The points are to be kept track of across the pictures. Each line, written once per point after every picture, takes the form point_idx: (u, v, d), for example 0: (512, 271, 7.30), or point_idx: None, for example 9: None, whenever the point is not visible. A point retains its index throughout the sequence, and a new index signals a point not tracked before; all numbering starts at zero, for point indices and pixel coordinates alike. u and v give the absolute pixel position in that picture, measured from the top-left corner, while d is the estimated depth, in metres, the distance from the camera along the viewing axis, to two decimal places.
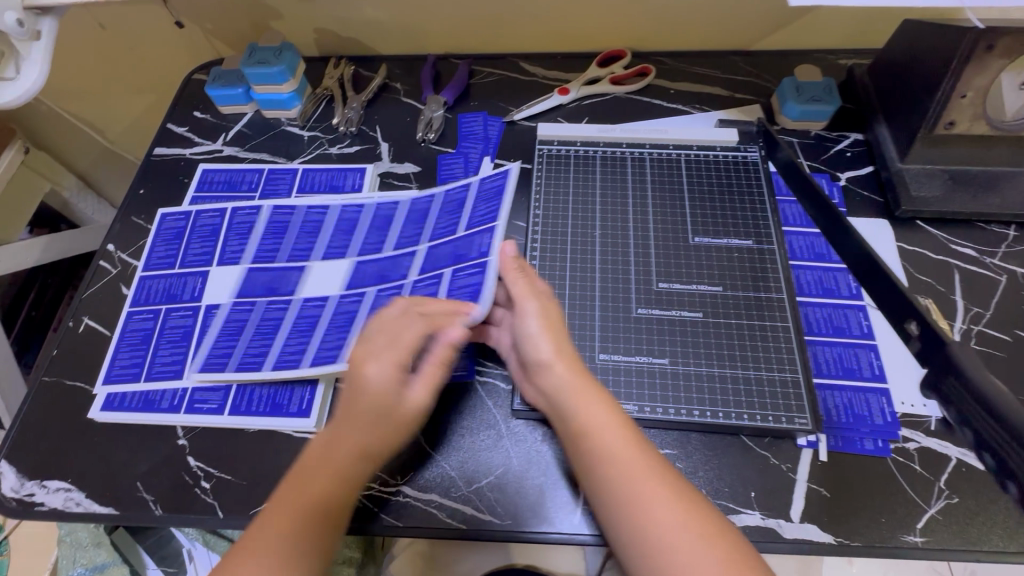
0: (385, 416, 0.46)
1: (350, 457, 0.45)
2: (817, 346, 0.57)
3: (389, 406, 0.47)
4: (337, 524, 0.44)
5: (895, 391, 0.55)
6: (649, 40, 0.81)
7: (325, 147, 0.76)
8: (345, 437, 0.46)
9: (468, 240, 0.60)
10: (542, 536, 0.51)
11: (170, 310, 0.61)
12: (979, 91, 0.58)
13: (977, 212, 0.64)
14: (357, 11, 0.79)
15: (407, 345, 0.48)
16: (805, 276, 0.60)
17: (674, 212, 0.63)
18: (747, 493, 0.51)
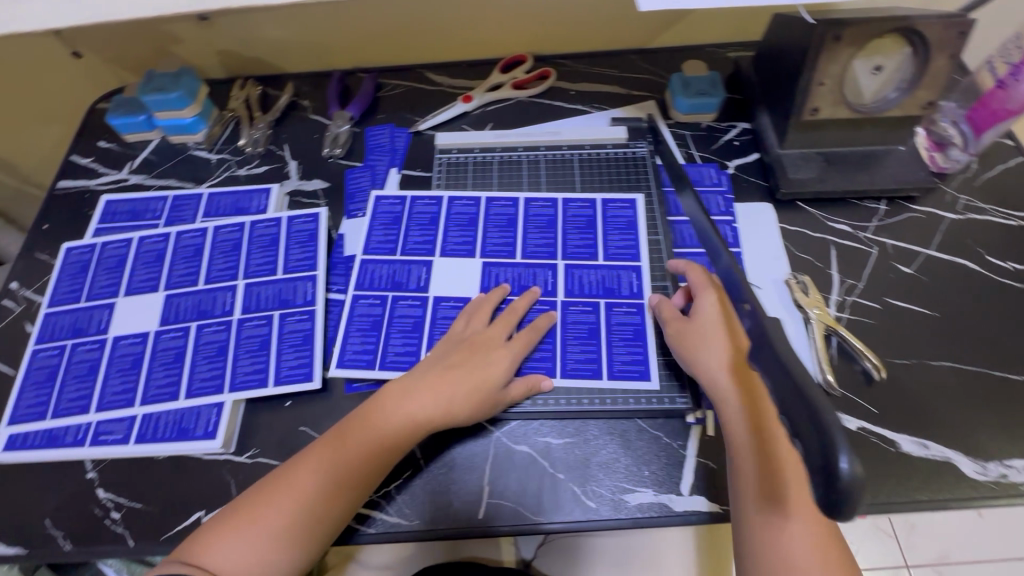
0: (473, 391, 0.54)
1: (414, 417, 0.53)
2: None
3: (481, 385, 0.54)
4: (384, 471, 0.52)
5: None
6: (549, 44, 0.84)
7: (233, 169, 0.77)
8: (418, 399, 0.53)
9: (615, 275, 0.63)
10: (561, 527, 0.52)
11: (52, 348, 0.61)
12: (834, 78, 0.62)
13: (850, 190, 0.68)
14: (257, 31, 0.80)
15: (494, 333, 0.58)
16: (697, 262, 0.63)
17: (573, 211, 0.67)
18: (641, 472, 0.54)
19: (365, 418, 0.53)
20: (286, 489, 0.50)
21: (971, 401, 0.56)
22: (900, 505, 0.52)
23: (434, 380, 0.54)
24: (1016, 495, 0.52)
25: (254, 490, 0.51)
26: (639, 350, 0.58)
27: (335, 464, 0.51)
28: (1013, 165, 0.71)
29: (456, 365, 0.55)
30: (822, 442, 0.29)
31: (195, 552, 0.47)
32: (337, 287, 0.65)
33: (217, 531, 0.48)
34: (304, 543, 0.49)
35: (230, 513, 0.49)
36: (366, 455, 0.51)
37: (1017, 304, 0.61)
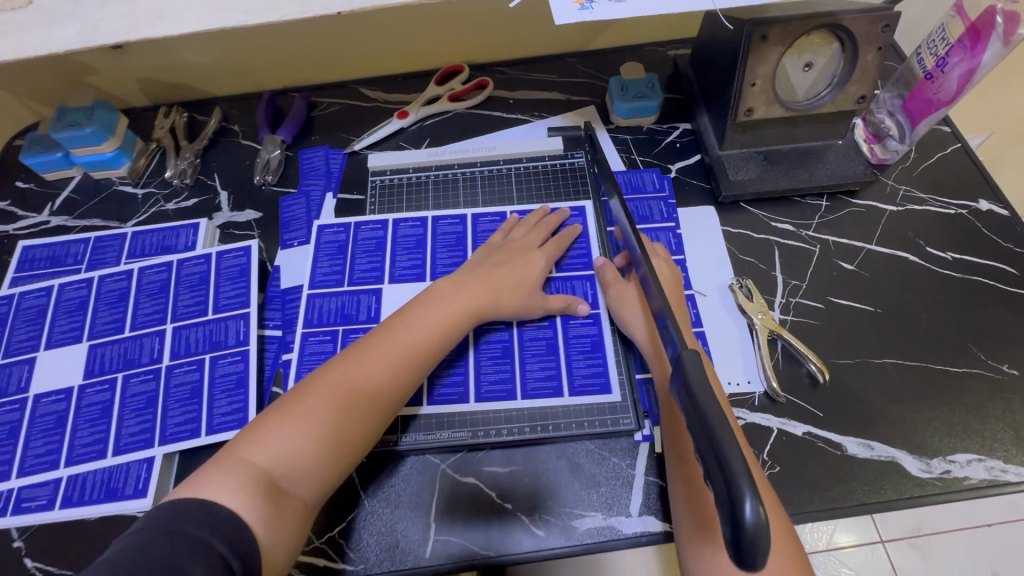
0: (515, 289, 0.59)
1: (459, 308, 0.57)
2: None
3: (521, 282, 0.60)
4: (403, 379, 0.52)
5: (722, 373, 0.58)
6: (485, 53, 0.81)
7: (161, 204, 0.73)
8: (464, 294, 0.57)
9: (570, 285, 0.64)
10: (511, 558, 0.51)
11: None
12: (765, 78, 0.60)
13: (791, 188, 0.67)
14: (176, 56, 0.76)
15: (530, 240, 0.63)
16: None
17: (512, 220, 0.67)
18: (588, 496, 0.53)
19: (403, 318, 0.55)
20: (318, 390, 0.48)
21: (915, 398, 0.56)
22: (847, 509, 0.52)
23: (478, 279, 0.59)
24: (958, 490, 0.52)
25: (293, 392, 0.49)
26: (599, 364, 0.59)
27: (378, 358, 0.51)
28: (950, 153, 0.71)
29: (494, 268, 0.60)
30: (728, 490, 0.29)
31: (230, 457, 0.44)
32: (273, 323, 0.63)
33: (253, 435, 0.46)
34: (349, 440, 0.48)
35: (268, 415, 0.48)
36: (410, 351, 0.53)
37: (957, 295, 0.61)
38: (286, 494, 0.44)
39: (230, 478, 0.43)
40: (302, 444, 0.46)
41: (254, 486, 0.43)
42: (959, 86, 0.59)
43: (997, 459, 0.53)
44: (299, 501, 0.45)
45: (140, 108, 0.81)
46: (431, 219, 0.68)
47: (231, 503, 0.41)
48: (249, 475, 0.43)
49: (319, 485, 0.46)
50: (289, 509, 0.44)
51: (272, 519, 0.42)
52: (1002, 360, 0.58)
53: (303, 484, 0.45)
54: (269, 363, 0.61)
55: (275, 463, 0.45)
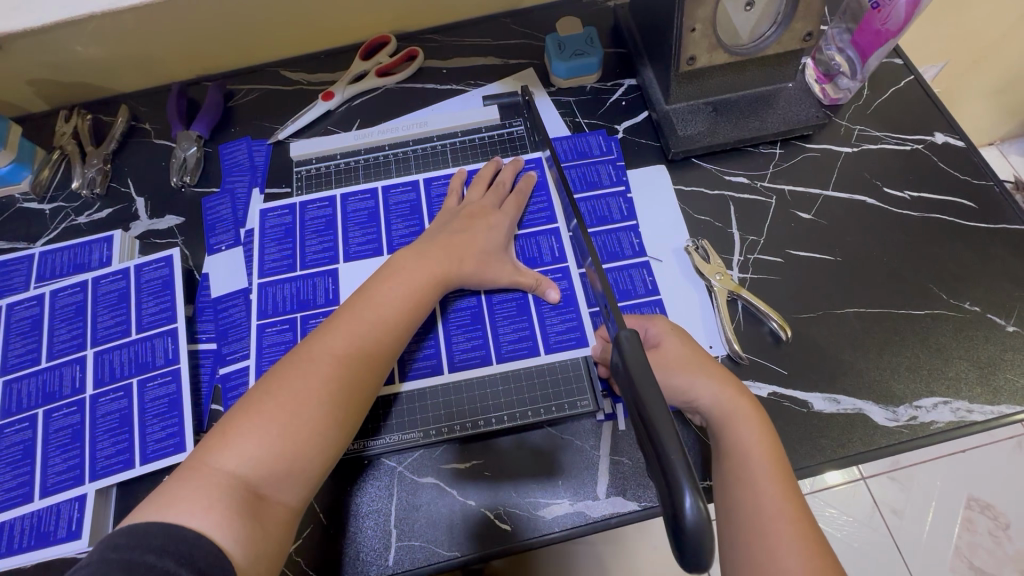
0: (478, 255, 0.55)
1: (428, 274, 0.52)
2: (650, 308, 0.57)
3: (485, 244, 0.56)
4: (378, 360, 0.48)
5: None
6: (411, 20, 0.75)
7: (71, 218, 0.67)
8: (426, 262, 0.53)
9: (534, 243, 0.60)
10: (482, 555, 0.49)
11: None
12: (705, 22, 0.56)
13: (743, 139, 0.64)
14: (65, 51, 0.68)
15: (487, 202, 0.59)
16: (602, 241, 0.60)
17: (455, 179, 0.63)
18: (553, 484, 0.51)
19: (367, 294, 0.50)
20: (285, 382, 0.44)
21: (879, 345, 0.55)
22: (817, 466, 0.51)
23: (439, 247, 0.54)
24: (926, 435, 0.51)
25: (255, 388, 0.44)
26: (574, 317, 0.56)
27: (348, 340, 0.47)
28: (903, 86, 0.69)
29: (454, 236, 0.56)
30: (669, 487, 0.29)
31: (197, 471, 0.39)
32: (206, 336, 0.59)
33: (220, 441, 0.41)
34: (329, 435, 0.44)
35: (234, 416, 0.42)
36: (380, 330, 0.48)
37: (918, 235, 0.60)
38: (267, 502, 0.41)
39: (201, 495, 0.38)
40: (280, 446, 0.41)
41: (229, 503, 0.38)
42: (907, 14, 0.55)
43: (963, 399, 0.52)
44: (283, 507, 0.41)
45: (38, 114, 0.74)
46: (380, 189, 0.64)
47: (203, 527, 0.37)
48: (223, 488, 0.39)
49: (303, 488, 0.43)
50: (271, 520, 0.40)
51: (255, 535, 0.39)
52: (963, 298, 0.56)
53: (286, 490, 0.42)
54: (206, 380, 0.56)
55: (253, 470, 0.40)
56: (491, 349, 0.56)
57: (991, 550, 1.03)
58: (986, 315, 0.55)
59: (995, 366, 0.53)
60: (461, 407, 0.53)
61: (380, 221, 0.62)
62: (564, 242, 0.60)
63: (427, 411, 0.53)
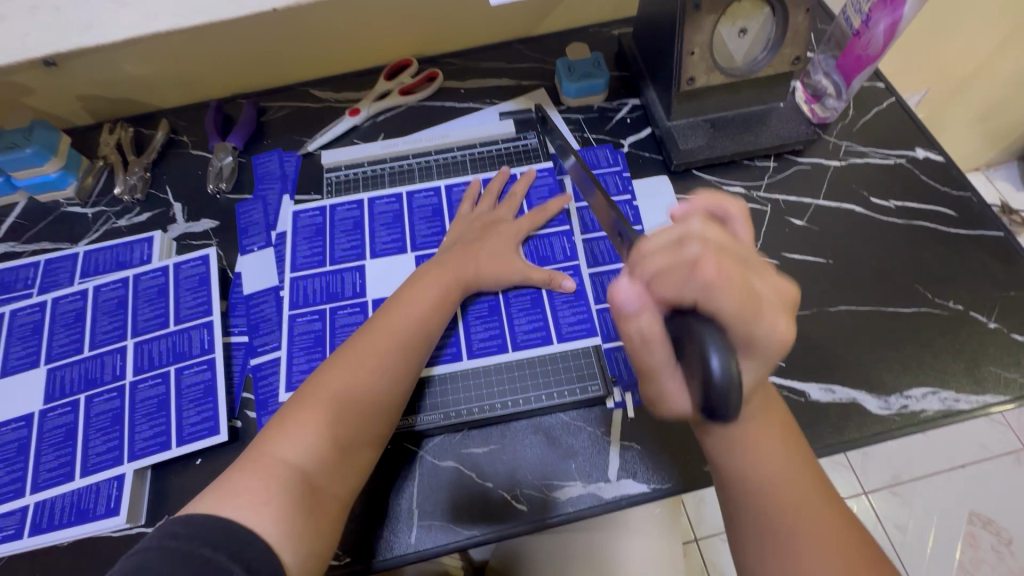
0: (494, 259, 0.60)
1: (451, 279, 0.58)
2: None
3: (502, 251, 0.61)
4: (412, 359, 0.53)
5: None
6: (432, 45, 0.82)
7: (113, 221, 0.72)
8: (447, 269, 0.58)
9: (547, 243, 0.65)
10: (501, 532, 0.52)
11: None
12: (703, 46, 0.62)
13: (740, 152, 0.69)
14: (115, 69, 0.74)
15: (501, 213, 0.65)
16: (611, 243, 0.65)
17: (473, 185, 0.68)
18: (567, 467, 0.54)
19: (400, 298, 0.56)
20: (332, 380, 0.49)
21: (869, 340, 0.59)
22: (815, 452, 0.54)
23: (456, 256, 0.60)
24: (916, 422, 0.54)
25: (303, 389, 0.49)
26: (584, 308, 0.60)
27: (386, 338, 0.52)
28: (885, 107, 0.74)
29: (472, 245, 0.61)
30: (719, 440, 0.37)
31: (257, 462, 0.44)
32: (238, 329, 0.63)
33: (278, 433, 0.46)
34: (373, 426, 0.49)
35: (290, 412, 0.48)
36: (412, 332, 0.54)
37: (903, 240, 0.64)
38: (319, 493, 0.45)
39: (260, 490, 0.42)
40: (330, 439, 0.46)
41: (286, 498, 0.43)
42: (884, 40, 0.61)
43: (949, 389, 0.56)
44: (333, 500, 0.46)
45: (83, 126, 0.79)
46: (403, 194, 0.69)
47: (259, 523, 0.41)
48: (277, 481, 0.43)
49: (350, 479, 0.47)
50: (322, 511, 0.44)
51: (305, 529, 0.43)
52: (947, 297, 0.60)
53: (337, 481, 0.46)
54: (238, 370, 0.60)
55: (308, 460, 0.45)
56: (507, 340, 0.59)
57: (994, 566, 1.04)
58: (969, 313, 0.59)
59: (978, 360, 0.57)
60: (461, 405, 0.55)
61: (404, 223, 0.67)
62: (576, 244, 0.64)
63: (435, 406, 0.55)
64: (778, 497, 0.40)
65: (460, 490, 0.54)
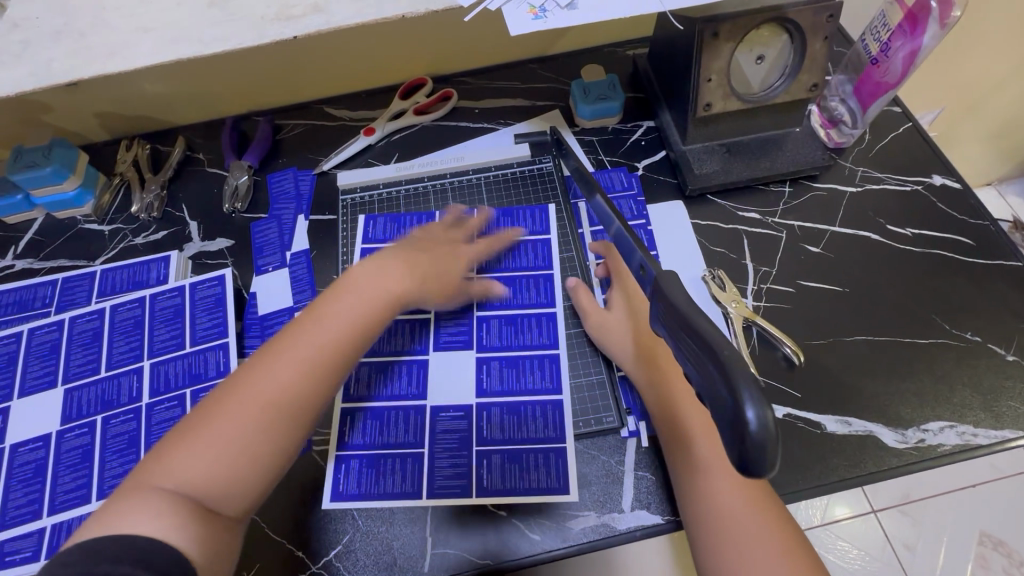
0: (439, 275, 0.59)
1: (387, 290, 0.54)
2: None
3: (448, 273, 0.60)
4: (329, 370, 0.48)
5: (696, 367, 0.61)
6: (447, 65, 0.82)
7: (129, 239, 0.72)
8: (383, 274, 0.55)
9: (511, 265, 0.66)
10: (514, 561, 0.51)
11: None
12: (720, 73, 0.62)
13: (755, 177, 0.69)
14: (133, 87, 0.75)
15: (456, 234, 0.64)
16: None
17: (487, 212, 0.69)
18: (581, 497, 0.54)
19: (315, 311, 0.51)
20: (238, 393, 0.45)
21: (886, 372, 0.58)
22: (832, 485, 0.54)
23: (394, 268, 0.56)
24: (934, 457, 0.54)
25: (209, 398, 0.46)
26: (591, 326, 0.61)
27: (290, 360, 0.47)
28: (902, 132, 0.74)
29: (417, 258, 0.58)
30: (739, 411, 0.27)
31: (144, 483, 0.41)
32: (253, 350, 0.63)
33: (167, 456, 0.42)
34: (274, 448, 0.45)
35: (186, 427, 0.44)
36: (331, 341, 0.49)
37: (919, 269, 0.64)
38: (214, 511, 0.42)
39: (147, 509, 0.39)
40: (224, 457, 0.43)
41: (177, 514, 0.40)
42: (903, 69, 0.61)
43: (968, 424, 0.55)
44: (227, 517, 0.43)
45: (100, 142, 0.80)
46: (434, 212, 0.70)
47: (154, 533, 0.38)
48: (169, 497, 0.40)
49: (249, 498, 0.44)
50: (215, 527, 0.41)
51: (206, 541, 0.40)
52: (965, 328, 0.60)
53: (231, 501, 0.43)
54: None
55: (197, 485, 0.42)
56: (502, 351, 0.60)
57: None
58: (986, 345, 0.59)
59: (997, 394, 0.57)
60: (543, 474, 0.54)
61: None
62: (551, 250, 0.66)
63: (518, 484, 0.54)
64: (716, 481, 0.47)
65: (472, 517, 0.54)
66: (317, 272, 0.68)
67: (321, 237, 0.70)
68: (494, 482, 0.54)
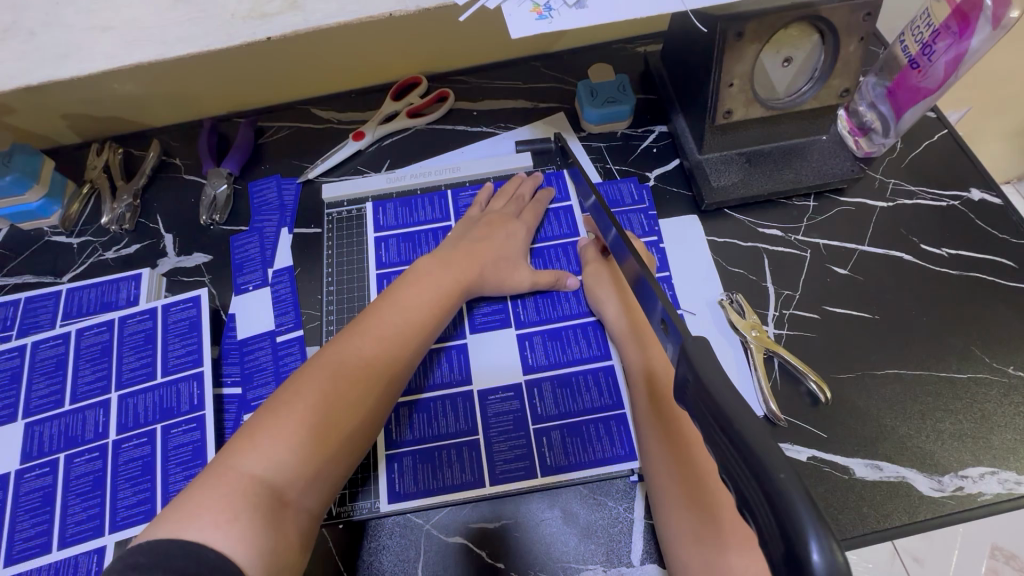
0: (498, 259, 0.59)
1: (452, 279, 0.55)
2: None
3: (505, 253, 0.59)
4: (407, 355, 0.50)
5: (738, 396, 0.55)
6: (443, 63, 0.76)
7: (99, 253, 0.67)
8: (451, 267, 0.56)
9: (551, 252, 0.63)
10: None
11: None
12: (743, 78, 0.56)
13: (778, 190, 0.63)
14: (102, 88, 0.69)
15: (509, 211, 0.63)
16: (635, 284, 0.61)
17: None
18: (586, 549, 0.49)
19: (392, 295, 0.52)
20: (319, 375, 0.45)
21: (921, 410, 0.53)
22: (861, 538, 0.49)
23: (461, 254, 0.57)
24: (973, 507, 0.49)
25: (282, 388, 0.45)
26: (597, 349, 0.57)
27: (375, 341, 0.48)
28: (937, 141, 0.68)
29: (480, 240, 0.59)
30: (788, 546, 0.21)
31: (221, 475, 0.39)
32: (231, 379, 0.58)
33: (247, 443, 0.41)
34: (356, 433, 0.45)
35: (262, 415, 0.43)
36: (407, 328, 0.51)
37: (955, 293, 0.59)
38: (291, 507, 0.40)
39: (225, 507, 0.37)
40: (305, 448, 0.42)
41: (255, 517, 0.38)
42: (946, 74, 0.55)
43: (1010, 470, 0.50)
44: (305, 513, 0.41)
45: (69, 146, 0.74)
46: (450, 191, 0.68)
47: (225, 547, 0.36)
48: (243, 497, 0.38)
49: (325, 492, 0.43)
50: (292, 526, 0.40)
51: (277, 548, 0.38)
52: (1007, 362, 0.55)
53: (308, 497, 0.42)
54: (230, 426, 0.56)
55: (280, 474, 0.40)
56: (542, 326, 0.59)
57: None
58: None
59: None
60: (607, 443, 0.52)
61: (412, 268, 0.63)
62: (576, 217, 0.65)
63: (584, 457, 0.52)
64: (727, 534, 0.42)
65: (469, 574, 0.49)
66: (301, 292, 0.63)
67: (306, 253, 0.65)
68: (557, 458, 0.52)
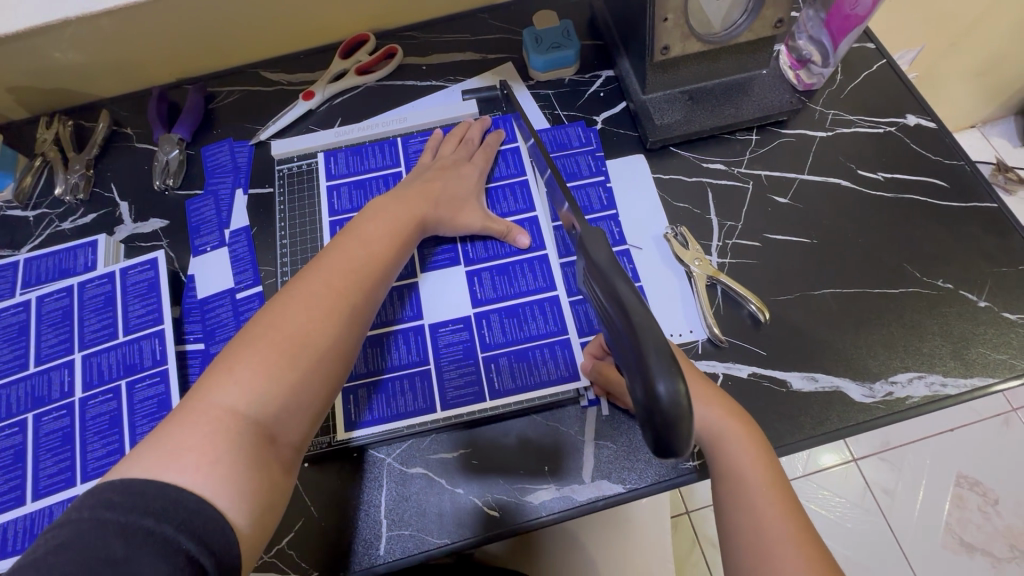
0: (450, 200, 0.60)
1: (410, 215, 0.56)
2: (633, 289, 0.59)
3: (458, 196, 0.60)
4: (375, 285, 0.50)
5: (678, 324, 0.57)
6: (390, 20, 0.76)
7: (56, 224, 0.67)
8: (405, 204, 0.56)
9: (500, 193, 0.64)
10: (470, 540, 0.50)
11: None
12: (677, 11, 0.56)
13: (719, 126, 0.65)
14: (45, 58, 0.68)
15: (458, 155, 0.64)
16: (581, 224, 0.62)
17: None
18: (539, 469, 0.52)
19: (353, 232, 0.52)
20: (285, 312, 0.44)
21: (856, 325, 0.56)
22: (797, 443, 0.52)
23: (415, 192, 0.58)
24: (901, 410, 0.52)
25: (250, 327, 0.44)
26: (544, 280, 0.59)
27: (343, 274, 0.48)
28: (876, 71, 0.69)
29: (432, 182, 0.60)
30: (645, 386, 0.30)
31: (199, 414, 0.39)
32: (193, 336, 0.59)
33: (221, 381, 0.41)
34: (330, 361, 0.44)
35: (232, 353, 0.42)
36: (372, 261, 0.50)
37: (891, 215, 0.61)
38: (270, 445, 0.41)
39: (206, 448, 0.37)
40: (281, 381, 0.42)
41: (235, 460, 0.38)
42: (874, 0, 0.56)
43: (936, 373, 0.53)
44: (288, 447, 0.42)
45: (20, 121, 0.74)
46: (399, 139, 0.68)
47: (204, 491, 0.36)
48: (226, 437, 0.38)
49: (306, 425, 0.44)
50: (275, 464, 0.41)
51: (259, 487, 0.38)
52: (937, 276, 0.57)
53: (289, 430, 0.42)
54: (194, 379, 0.57)
55: (260, 409, 0.40)
56: (490, 262, 0.60)
57: (979, 525, 1.05)
58: (958, 292, 0.56)
59: (967, 341, 0.54)
60: (552, 366, 0.55)
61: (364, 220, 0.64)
62: (523, 157, 0.66)
63: (528, 381, 0.54)
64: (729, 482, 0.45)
65: (434, 502, 0.51)
66: (258, 250, 0.64)
67: (260, 212, 0.66)
68: (505, 382, 0.54)
